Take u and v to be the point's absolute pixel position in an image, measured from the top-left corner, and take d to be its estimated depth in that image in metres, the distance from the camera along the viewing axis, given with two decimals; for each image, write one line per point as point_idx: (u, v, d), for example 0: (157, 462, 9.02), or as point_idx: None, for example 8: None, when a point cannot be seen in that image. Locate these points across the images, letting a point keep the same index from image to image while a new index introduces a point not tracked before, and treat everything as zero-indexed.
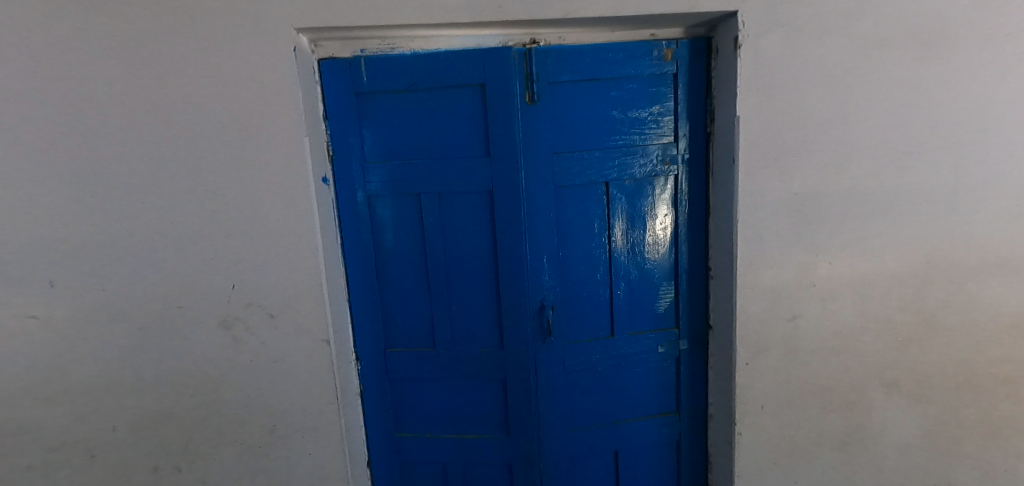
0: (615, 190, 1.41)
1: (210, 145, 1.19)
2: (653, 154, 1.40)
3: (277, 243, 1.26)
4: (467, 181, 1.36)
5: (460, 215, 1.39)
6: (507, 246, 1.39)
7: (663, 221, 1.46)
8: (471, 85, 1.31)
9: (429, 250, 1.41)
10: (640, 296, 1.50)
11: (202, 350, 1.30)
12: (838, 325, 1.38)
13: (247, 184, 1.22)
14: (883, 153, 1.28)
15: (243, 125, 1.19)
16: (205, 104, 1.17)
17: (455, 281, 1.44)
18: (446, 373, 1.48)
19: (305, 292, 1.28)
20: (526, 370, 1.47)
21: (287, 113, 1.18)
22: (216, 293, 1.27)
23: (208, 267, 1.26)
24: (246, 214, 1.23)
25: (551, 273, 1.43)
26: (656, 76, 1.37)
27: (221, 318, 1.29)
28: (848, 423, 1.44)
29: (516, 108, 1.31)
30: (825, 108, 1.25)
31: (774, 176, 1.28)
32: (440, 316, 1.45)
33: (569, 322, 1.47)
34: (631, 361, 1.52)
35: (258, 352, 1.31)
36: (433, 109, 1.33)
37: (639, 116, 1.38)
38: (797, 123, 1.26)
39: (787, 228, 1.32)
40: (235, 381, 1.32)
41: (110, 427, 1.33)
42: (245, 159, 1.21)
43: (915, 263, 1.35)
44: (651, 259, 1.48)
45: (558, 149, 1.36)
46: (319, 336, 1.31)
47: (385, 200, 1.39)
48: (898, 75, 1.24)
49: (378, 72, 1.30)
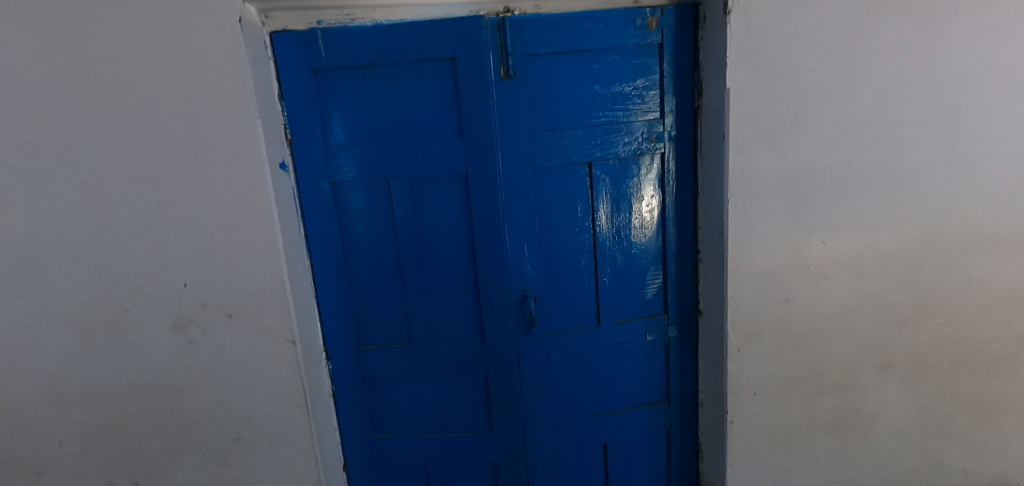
0: (598, 171, 1.32)
1: (150, 129, 1.06)
2: (638, 131, 1.31)
3: (234, 237, 1.15)
4: (440, 164, 1.26)
5: (433, 199, 1.29)
6: (484, 233, 1.30)
7: (649, 202, 1.38)
8: (440, 59, 1.20)
9: (400, 239, 1.31)
10: (627, 282, 1.42)
11: (155, 355, 1.19)
12: (833, 307, 1.33)
13: (195, 172, 1.10)
14: (881, 126, 1.21)
15: (188, 106, 1.06)
16: (140, 82, 1.04)
17: (430, 272, 1.35)
18: (423, 370, 1.40)
19: (266, 290, 1.18)
20: (509, 364, 1.38)
21: (236, 92, 1.07)
22: (166, 293, 1.16)
23: (155, 266, 1.14)
24: (195, 206, 1.12)
25: (532, 261, 1.34)
26: (640, 47, 1.27)
27: (173, 320, 1.17)
28: (842, 406, 1.40)
29: (490, 84, 1.21)
30: (820, 77, 1.17)
31: (766, 153, 1.21)
32: (415, 310, 1.36)
33: (553, 312, 1.39)
34: (618, 351, 1.45)
35: (216, 355, 1.21)
36: (399, 87, 1.22)
37: (623, 90, 1.29)
38: (790, 95, 1.18)
39: (780, 207, 1.25)
40: (194, 389, 1.22)
41: (55, 442, 1.21)
42: (191, 144, 1.08)
43: (911, 241, 1.29)
44: (638, 243, 1.40)
45: (536, 127, 1.26)
46: (283, 336, 1.21)
47: (351, 187, 1.28)
48: (897, 41, 1.17)
49: (338, 46, 1.19)
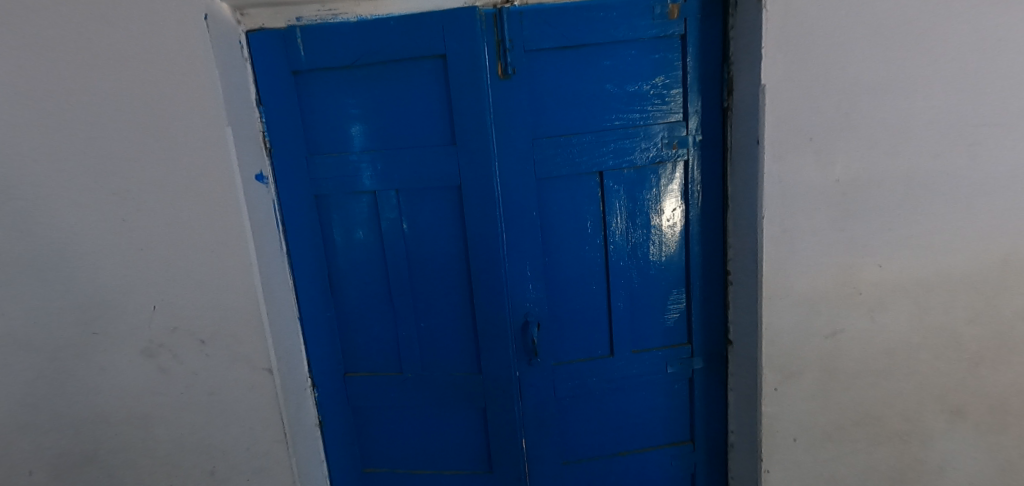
0: (611, 182, 1.16)
1: (113, 138, 0.98)
2: (657, 136, 1.15)
3: (205, 256, 1.05)
4: (432, 175, 1.13)
5: (425, 213, 1.17)
6: (481, 251, 1.16)
7: (671, 216, 1.21)
8: (431, 57, 1.08)
9: (390, 257, 1.19)
10: (645, 307, 1.25)
11: (125, 382, 1.10)
12: (891, 341, 1.12)
13: (162, 186, 1.01)
14: (954, 127, 1.01)
15: (152, 113, 0.97)
16: (102, 87, 0.95)
17: (423, 292, 1.22)
18: (416, 401, 1.27)
19: (241, 314, 1.08)
20: (509, 398, 1.23)
21: (203, 97, 0.96)
22: (136, 315, 1.07)
23: (124, 287, 1.05)
24: (163, 224, 1.03)
25: (536, 283, 1.19)
26: (659, 39, 1.11)
27: (143, 346, 1.09)
28: (900, 457, 1.19)
29: (485, 84, 1.07)
30: (876, 71, 0.99)
31: (810, 161, 1.03)
32: (406, 335, 1.23)
33: (559, 340, 1.24)
34: (634, 384, 1.28)
35: (189, 383, 1.11)
36: (388, 90, 1.11)
37: (639, 89, 1.13)
38: (839, 91, 1.00)
39: (825, 223, 1.06)
40: (166, 418, 1.13)
41: (25, 471, 1.13)
42: (157, 154, 0.99)
43: (989, 265, 1.08)
44: (657, 263, 1.23)
45: (539, 133, 1.12)
46: (260, 364, 1.11)
47: (338, 199, 1.18)
48: (972, 27, 0.97)
49: (320, 46, 1.08)
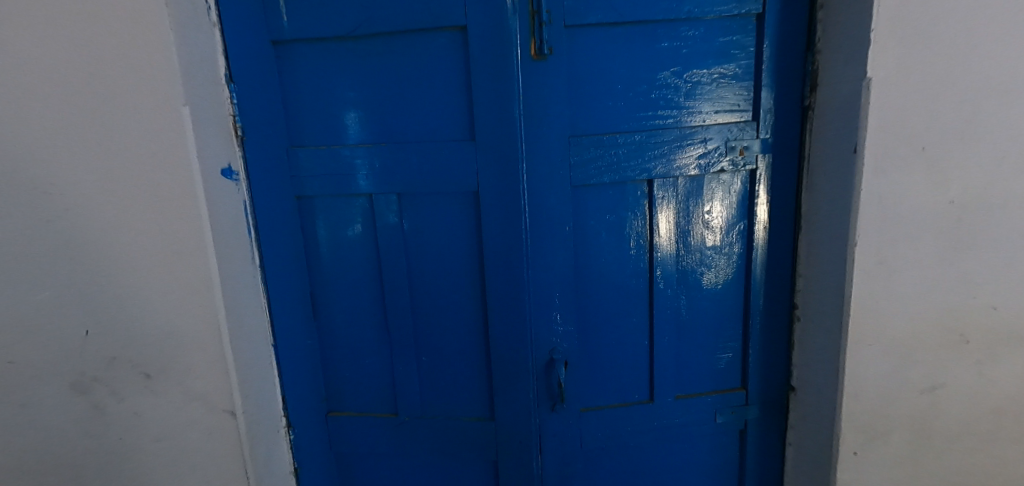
0: (660, 193, 0.95)
1: (38, 117, 0.76)
2: (720, 138, 0.93)
3: (154, 271, 0.83)
4: (443, 177, 0.91)
5: (433, 223, 0.95)
6: (499, 273, 0.94)
7: (729, 236, 1.00)
8: (446, 31, 0.86)
9: (388, 275, 0.98)
10: (692, 344, 1.03)
11: (49, 423, 0.88)
12: (999, 399, 0.92)
13: (99, 181, 0.79)
14: None
15: (87, 86, 0.75)
16: (25, 50, 0.74)
17: (425, 319, 1.00)
18: (414, 448, 1.05)
19: (199, 344, 0.86)
20: (527, 450, 1.02)
21: (151, 68, 0.74)
22: (66, 341, 0.85)
23: (48, 307, 0.83)
24: (99, 228, 0.81)
25: (565, 313, 0.98)
26: (730, 19, 0.90)
27: (74, 380, 0.86)
28: None
29: (513, 66, 0.85)
30: (1010, 66, 0.78)
31: (920, 177, 0.82)
32: (404, 369, 1.02)
33: (590, 380, 1.03)
34: (676, 436, 1.06)
35: (132, 426, 0.89)
36: (391, 69, 0.90)
37: (700, 80, 0.92)
38: (963, 91, 0.79)
39: (932, 254, 0.85)
40: (104, 467, 0.91)
41: None
42: (92, 139, 0.77)
43: None
44: (710, 292, 1.02)
45: (576, 129, 0.91)
46: (220, 406, 0.88)
47: (326, 202, 0.97)
48: None
49: (310, 13, 0.88)
